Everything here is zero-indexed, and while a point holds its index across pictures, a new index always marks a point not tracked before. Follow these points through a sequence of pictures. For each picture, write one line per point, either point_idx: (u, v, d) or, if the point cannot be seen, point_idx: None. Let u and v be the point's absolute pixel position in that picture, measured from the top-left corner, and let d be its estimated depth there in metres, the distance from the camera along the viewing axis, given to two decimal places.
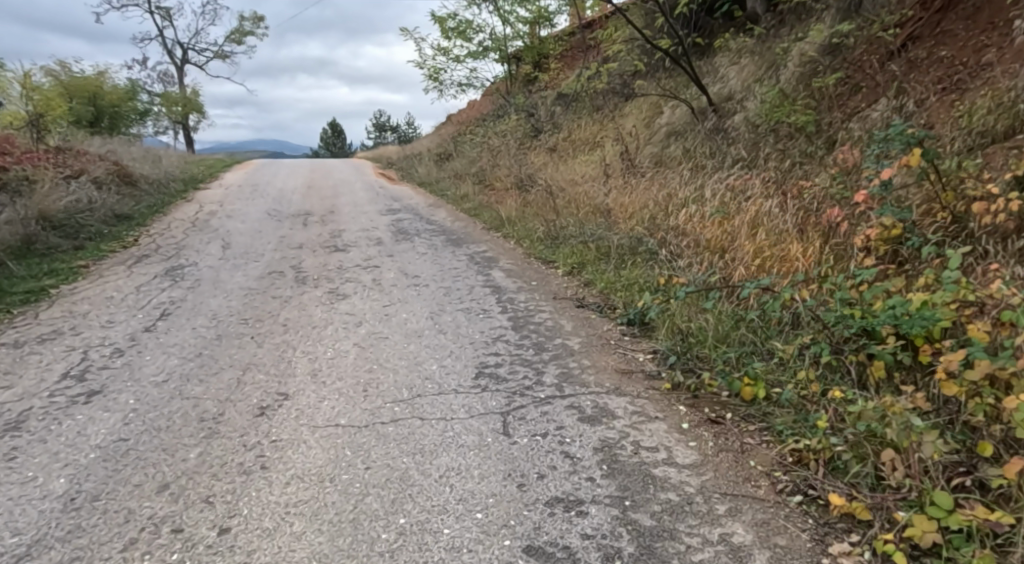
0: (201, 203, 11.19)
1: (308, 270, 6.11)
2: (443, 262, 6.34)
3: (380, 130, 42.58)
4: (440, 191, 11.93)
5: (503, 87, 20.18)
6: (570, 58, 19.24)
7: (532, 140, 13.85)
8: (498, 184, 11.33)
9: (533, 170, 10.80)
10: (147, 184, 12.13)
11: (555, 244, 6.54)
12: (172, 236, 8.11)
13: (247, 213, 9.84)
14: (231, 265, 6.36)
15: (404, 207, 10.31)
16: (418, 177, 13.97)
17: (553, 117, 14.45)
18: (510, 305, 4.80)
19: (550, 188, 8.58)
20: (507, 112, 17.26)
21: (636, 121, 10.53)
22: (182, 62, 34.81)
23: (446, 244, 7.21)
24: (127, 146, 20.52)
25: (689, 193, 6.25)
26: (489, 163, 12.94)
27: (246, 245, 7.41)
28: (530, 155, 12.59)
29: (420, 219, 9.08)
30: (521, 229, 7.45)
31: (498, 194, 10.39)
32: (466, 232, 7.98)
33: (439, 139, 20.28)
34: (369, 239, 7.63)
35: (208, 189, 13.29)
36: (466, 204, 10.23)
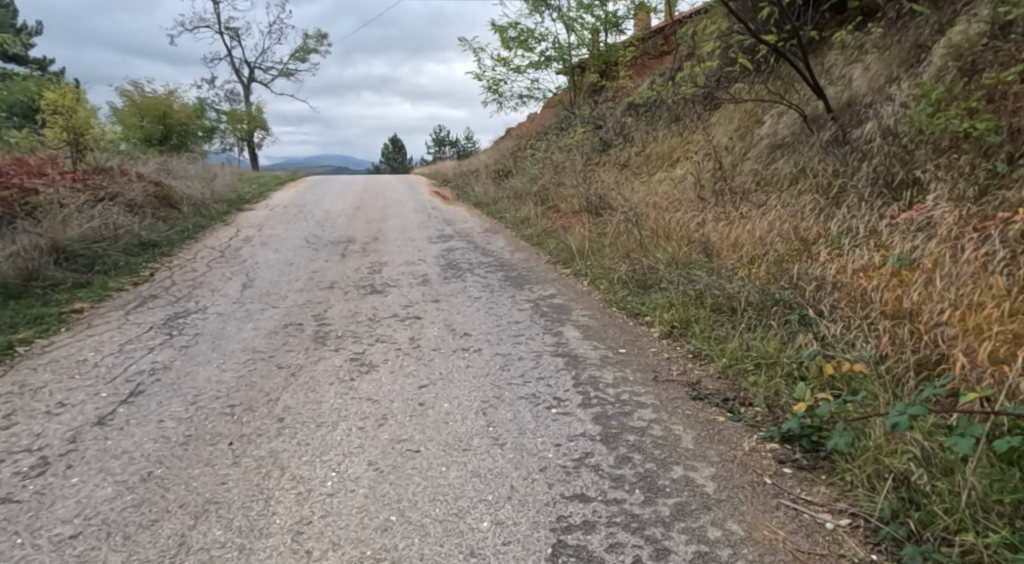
0: (239, 226, 10.31)
1: (334, 320, 4.94)
2: (500, 313, 5.05)
3: (440, 144, 42.07)
4: (499, 214, 10.70)
5: (567, 98, 18.91)
6: (640, 66, 17.83)
7: (600, 156, 12.46)
8: (565, 205, 10.00)
9: (606, 191, 9.41)
10: (188, 206, 11.40)
11: (647, 292, 5.13)
12: (194, 269, 7.15)
13: (285, 241, 8.87)
14: (245, 312, 5.27)
15: (457, 234, 9.11)
16: (476, 197, 12.80)
17: (624, 129, 13.03)
18: (593, 390, 3.44)
19: (629, 215, 7.20)
20: (572, 125, 15.93)
21: (729, 133, 8.99)
22: (249, 81, 35.28)
23: (504, 285, 5.93)
24: (188, 163, 20.38)
25: (825, 229, 4.77)
26: (554, 180, 11.65)
27: (272, 283, 6.35)
28: (599, 172, 11.23)
29: (474, 249, 7.85)
30: (598, 267, 6.08)
31: (566, 219, 9.07)
32: (529, 268, 6.68)
33: (499, 154, 19.17)
34: (412, 277, 6.42)
35: (253, 209, 12.50)
36: (528, 230, 8.95)
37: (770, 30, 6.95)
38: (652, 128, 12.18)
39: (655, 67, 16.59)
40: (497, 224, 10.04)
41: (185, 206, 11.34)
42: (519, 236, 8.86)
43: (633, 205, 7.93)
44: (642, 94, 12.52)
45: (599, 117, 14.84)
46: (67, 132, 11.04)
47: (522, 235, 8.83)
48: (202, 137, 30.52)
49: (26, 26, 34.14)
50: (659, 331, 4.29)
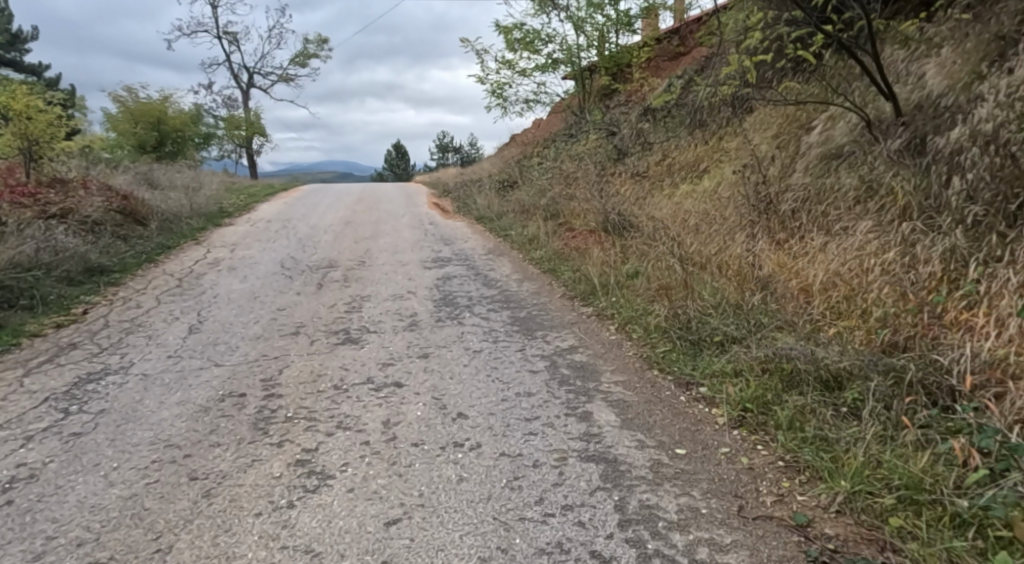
0: (211, 246, 9.17)
1: (289, 388, 3.78)
2: (505, 376, 3.87)
3: (443, 150, 41.00)
4: (503, 232, 9.53)
5: (576, 102, 17.80)
6: (654, 69, 16.69)
7: (616, 166, 11.28)
8: (579, 223, 8.83)
9: (627, 210, 8.27)
10: (158, 222, 10.30)
11: (696, 352, 3.97)
12: (139, 305, 5.99)
13: (258, 265, 7.71)
14: (179, 373, 4.11)
15: (455, 257, 7.96)
16: (479, 210, 11.65)
17: (641, 136, 11.86)
18: (651, 538, 2.31)
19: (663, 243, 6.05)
20: (582, 132, 14.80)
21: (768, 142, 7.84)
22: (246, 87, 34.27)
23: (511, 333, 4.75)
24: (176, 173, 19.28)
25: (945, 283, 3.64)
26: (564, 193, 10.52)
27: (226, 325, 5.19)
28: (615, 186, 10.10)
29: (474, 278, 6.69)
30: (629, 308, 4.92)
31: (582, 239, 7.93)
32: (541, 305, 5.52)
33: (503, 162, 18.05)
34: (397, 318, 5.26)
35: (232, 225, 11.37)
36: (537, 252, 7.80)
37: (831, 18, 5.78)
38: (673, 136, 11.02)
39: (671, 69, 15.45)
40: (501, 244, 8.90)
41: (154, 223, 10.23)
42: (527, 259, 7.72)
43: (663, 227, 6.78)
44: (661, 98, 11.39)
45: (612, 123, 13.70)
46: (20, 141, 9.95)
47: (530, 258, 7.70)
48: (196, 144, 29.52)
49: (18, 31, 33.23)
50: (726, 421, 3.14)
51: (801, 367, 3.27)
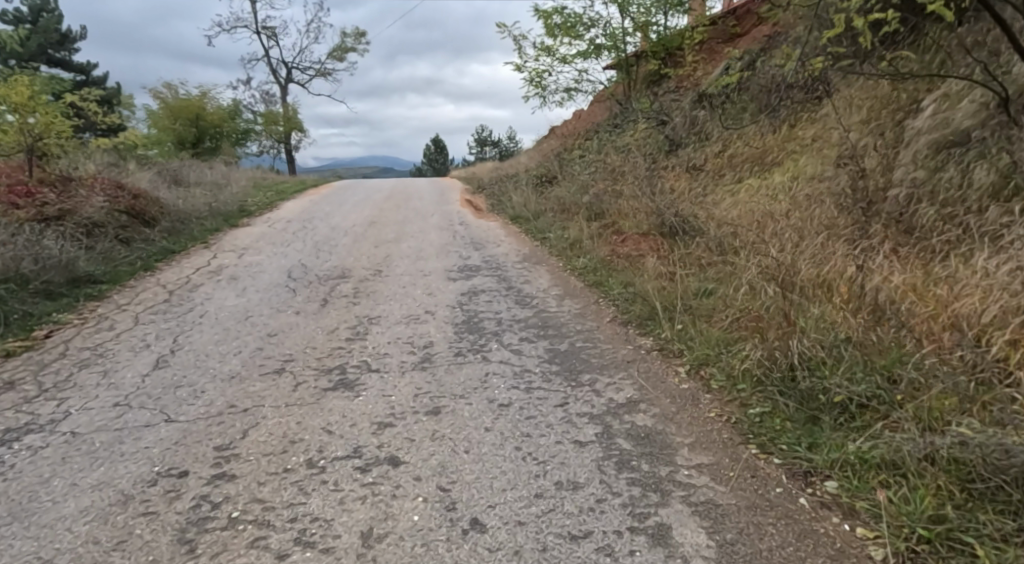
0: (219, 250, 8.35)
1: (247, 463, 2.80)
2: (539, 450, 2.81)
3: (481, 144, 40.06)
4: (541, 236, 8.47)
5: (620, 91, 16.55)
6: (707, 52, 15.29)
7: (669, 159, 10.07)
8: (627, 225, 7.71)
9: (686, 212, 7.11)
10: (168, 224, 9.58)
11: (810, 418, 2.85)
12: (113, 325, 5.15)
13: (263, 275, 6.82)
14: (117, 431, 3.19)
15: (484, 265, 6.93)
16: (514, 208, 10.61)
17: (698, 126, 10.61)
18: None
19: (742, 259, 4.91)
20: (629, 123, 13.60)
21: (859, 129, 6.57)
22: (284, 82, 33.95)
23: (548, 376, 3.68)
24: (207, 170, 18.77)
25: None
26: (611, 191, 9.39)
27: (199, 356, 4.27)
28: (669, 183, 8.93)
29: (505, 293, 5.63)
30: (704, 343, 3.80)
31: (633, 245, 6.80)
32: (587, 333, 4.43)
33: (543, 156, 16.97)
34: (407, 349, 4.24)
35: (249, 225, 10.58)
36: (580, 260, 6.70)
37: None
38: (735, 125, 9.76)
39: (726, 53, 14.10)
40: (538, 249, 7.83)
41: (163, 224, 9.50)
42: (568, 268, 6.63)
43: (737, 238, 5.62)
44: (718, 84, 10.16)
45: (662, 113, 12.46)
46: (24, 137, 9.32)
47: (572, 267, 6.62)
48: (233, 140, 29.29)
49: (66, 31, 33.63)
50: (887, 557, 2.09)
51: (1003, 468, 2.16)
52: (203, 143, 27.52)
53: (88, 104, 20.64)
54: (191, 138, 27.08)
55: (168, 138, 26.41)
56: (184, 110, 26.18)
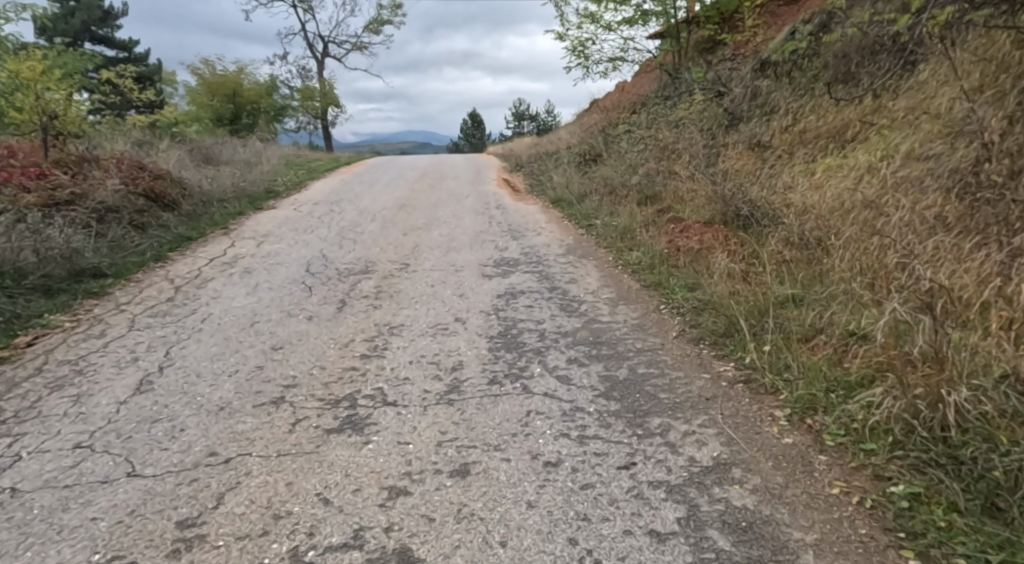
0: (239, 237, 7.78)
1: (214, 554, 2.14)
2: (603, 547, 2.09)
3: (519, 118, 38.99)
4: (585, 223, 7.67)
5: (669, 61, 15.43)
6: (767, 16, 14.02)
7: (728, 135, 9.09)
8: (685, 213, 6.84)
9: (755, 199, 6.22)
10: (189, 207, 9.06)
11: (987, 508, 2.10)
12: (105, 328, 4.57)
13: (280, 268, 6.21)
14: (67, 490, 2.56)
15: (523, 259, 6.17)
16: (556, 190, 9.80)
17: (761, 99, 9.58)
18: None
19: (847, 272, 4.09)
20: (681, 96, 12.58)
21: (969, 103, 5.57)
22: (320, 56, 33.41)
23: (605, 418, 2.93)
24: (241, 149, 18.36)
25: None
26: (664, 172, 8.50)
27: (190, 375, 3.64)
28: (730, 164, 8.00)
29: (546, 296, 4.88)
30: (809, 380, 3.01)
31: (695, 237, 5.96)
32: (649, 354, 3.66)
33: (586, 131, 16.02)
34: (432, 372, 3.54)
35: (275, 208, 10.01)
36: (632, 254, 5.89)
37: None
38: (805, 98, 8.72)
39: (789, 17, 12.86)
40: (583, 238, 7.04)
41: (184, 207, 8.99)
42: (619, 263, 5.83)
43: (828, 238, 4.77)
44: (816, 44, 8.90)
45: (719, 85, 11.42)
46: (38, 116, 8.81)
47: (624, 262, 5.83)
48: (270, 117, 29.00)
49: (108, 8, 33.67)
50: None
51: None
52: (241, 120, 27.32)
53: (123, 81, 20.38)
54: (228, 114, 26.84)
55: (205, 115, 26.24)
56: (222, 87, 25.95)
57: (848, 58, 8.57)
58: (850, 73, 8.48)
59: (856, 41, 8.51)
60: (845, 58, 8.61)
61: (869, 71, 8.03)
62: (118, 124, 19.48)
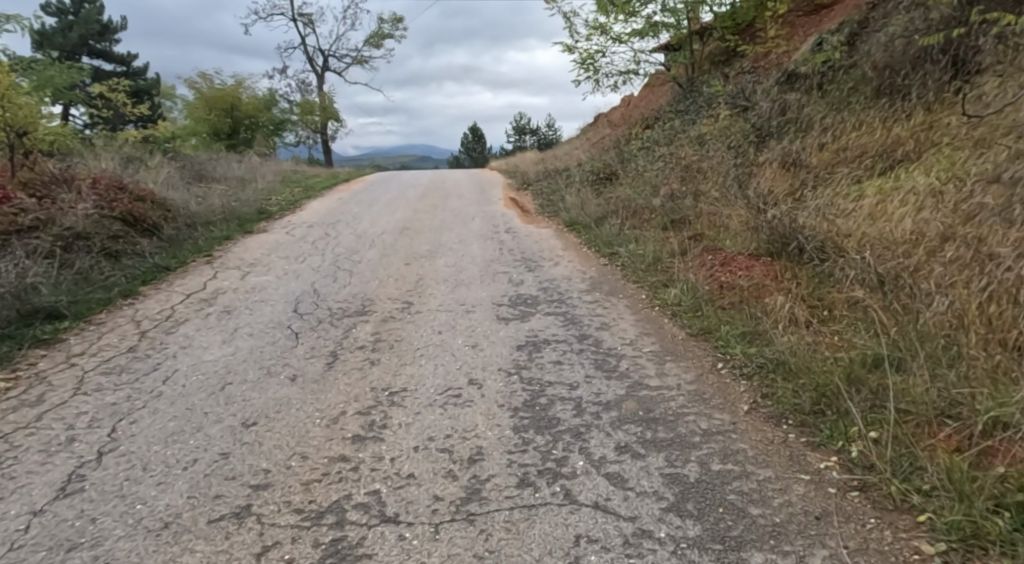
0: (223, 268, 7.02)
1: None
2: None
3: (521, 132, 38.37)
4: (607, 252, 6.93)
5: (683, 75, 14.75)
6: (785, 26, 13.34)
7: (758, 153, 8.38)
8: (723, 243, 6.11)
9: (805, 228, 5.48)
10: (172, 231, 8.32)
11: None
12: (46, 389, 3.79)
13: (265, 307, 5.43)
14: None
15: (541, 296, 5.42)
16: (570, 213, 9.07)
17: (791, 114, 8.89)
18: None
19: (954, 333, 3.37)
20: (698, 111, 11.90)
21: None
22: (320, 70, 32.86)
23: (682, 552, 2.21)
24: (238, 167, 17.67)
25: None
26: (692, 196, 7.77)
27: (133, 465, 2.87)
28: (765, 187, 7.29)
29: (576, 349, 4.12)
30: (956, 499, 2.26)
31: (740, 275, 5.22)
32: (719, 438, 2.90)
33: (596, 146, 15.33)
34: (444, 467, 2.78)
35: (266, 231, 9.26)
36: (669, 292, 5.14)
37: None
38: (842, 114, 8.02)
39: (811, 28, 12.20)
40: (607, 270, 6.28)
41: (166, 232, 8.24)
42: (655, 304, 5.08)
43: (911, 283, 4.03)
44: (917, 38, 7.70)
45: (741, 99, 10.73)
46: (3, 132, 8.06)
47: (661, 302, 5.07)
48: (268, 132, 28.40)
49: (107, 22, 33.16)
50: None
51: None
52: (239, 135, 26.71)
53: (117, 95, 19.71)
54: (226, 129, 26.21)
55: (202, 130, 25.63)
56: (220, 101, 25.36)
57: (890, 70, 7.87)
58: (892, 86, 7.78)
59: (901, 53, 7.82)
60: (888, 70, 7.92)
61: (917, 84, 7.33)
62: (110, 139, 18.79)
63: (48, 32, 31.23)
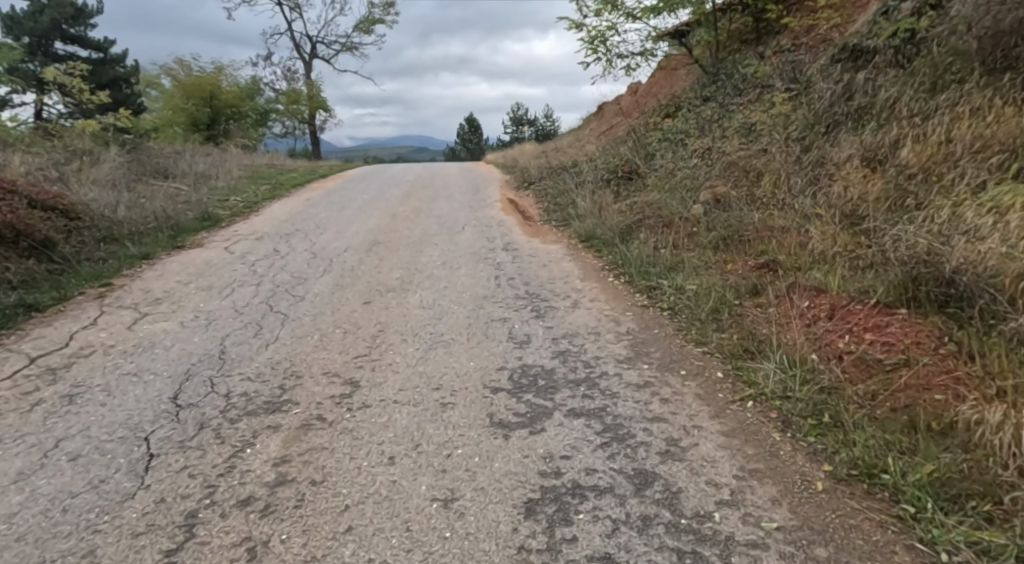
0: (115, 307, 5.10)
1: None
2: None
3: (518, 123, 36.30)
4: (642, 286, 5.07)
5: (707, 57, 12.82)
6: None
7: (827, 148, 6.50)
8: (816, 282, 4.25)
9: (956, 265, 3.63)
10: (69, 248, 6.39)
11: None
12: None
13: (136, 388, 3.53)
14: None
15: (557, 369, 3.56)
16: (586, 224, 7.19)
17: (864, 96, 7.00)
18: None
19: None
20: (731, 98, 9.99)
21: None
22: (306, 56, 30.75)
23: None
24: (207, 166, 15.69)
25: None
26: (750, 213, 5.95)
27: None
28: (850, 202, 5.49)
29: (630, 516, 2.28)
30: None
31: (868, 339, 3.37)
32: None
33: (608, 139, 13.41)
34: None
35: (202, 247, 7.34)
36: (760, 369, 3.28)
37: None
38: (941, 95, 6.15)
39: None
40: (650, 317, 4.41)
41: (61, 249, 6.31)
42: (739, 388, 3.22)
43: None
44: None
45: (788, 81, 8.83)
46: None
47: (748, 385, 3.22)
48: (249, 123, 26.38)
49: (83, 6, 30.94)
50: None
51: None
52: (218, 126, 24.62)
53: (74, 81, 17.63)
54: (205, 120, 24.14)
55: (179, 120, 23.64)
56: (197, 89, 23.31)
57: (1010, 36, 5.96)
58: (1012, 59, 5.88)
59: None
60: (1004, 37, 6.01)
61: None
62: (66, 131, 16.74)
63: (17, 14, 29.02)
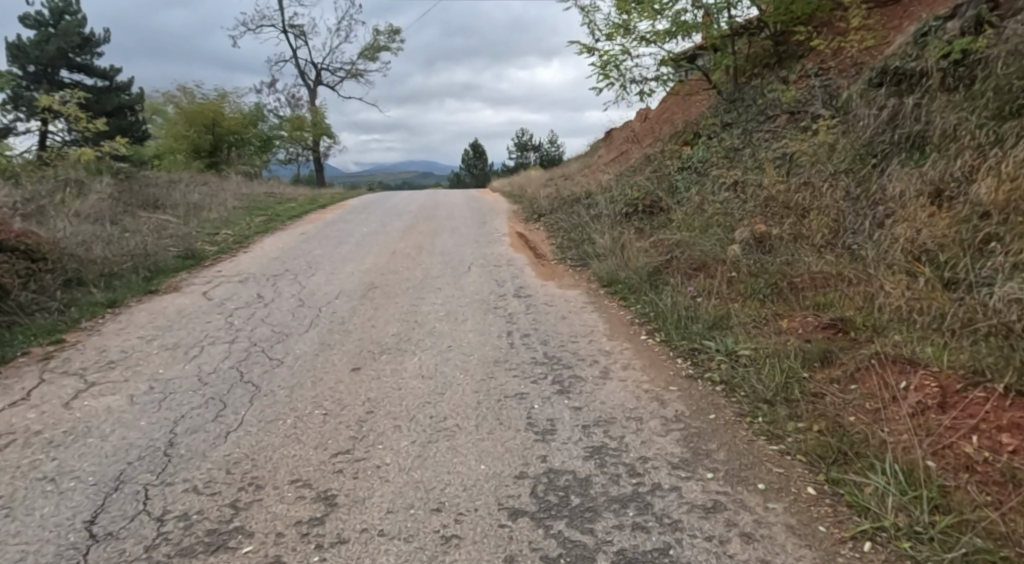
0: (59, 374, 4.30)
1: None
2: None
3: (523, 149, 35.83)
4: (684, 349, 4.26)
5: (726, 83, 12.16)
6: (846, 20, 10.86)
7: (881, 179, 5.72)
8: (908, 352, 3.45)
9: None
10: (23, 296, 5.62)
11: None
12: None
13: (50, 503, 2.72)
14: None
15: (593, 479, 2.74)
16: (607, 265, 6.42)
17: (917, 119, 6.23)
18: None
19: None
20: (758, 125, 9.25)
21: None
22: (311, 83, 30.43)
23: None
24: (204, 196, 15.03)
25: None
26: (802, 260, 5.17)
27: None
28: (920, 245, 4.65)
29: None
30: None
31: (1006, 445, 2.57)
32: None
33: (622, 168, 12.72)
34: None
35: (179, 292, 6.57)
36: (870, 490, 2.48)
37: None
38: (1012, 116, 5.36)
39: (897, 19, 9.62)
40: (701, 393, 3.62)
41: (13, 298, 5.53)
42: (845, 519, 2.43)
43: None
44: None
45: (823, 107, 8.11)
46: None
47: (858, 513, 2.43)
48: (252, 150, 25.92)
49: (90, 34, 30.74)
50: None
51: None
52: (220, 153, 24.12)
53: (71, 108, 17.09)
54: (208, 147, 23.63)
55: (182, 148, 23.16)
56: (200, 116, 22.84)
57: None
58: None
59: None
60: None
61: None
62: (61, 161, 16.15)
63: (23, 42, 28.80)
